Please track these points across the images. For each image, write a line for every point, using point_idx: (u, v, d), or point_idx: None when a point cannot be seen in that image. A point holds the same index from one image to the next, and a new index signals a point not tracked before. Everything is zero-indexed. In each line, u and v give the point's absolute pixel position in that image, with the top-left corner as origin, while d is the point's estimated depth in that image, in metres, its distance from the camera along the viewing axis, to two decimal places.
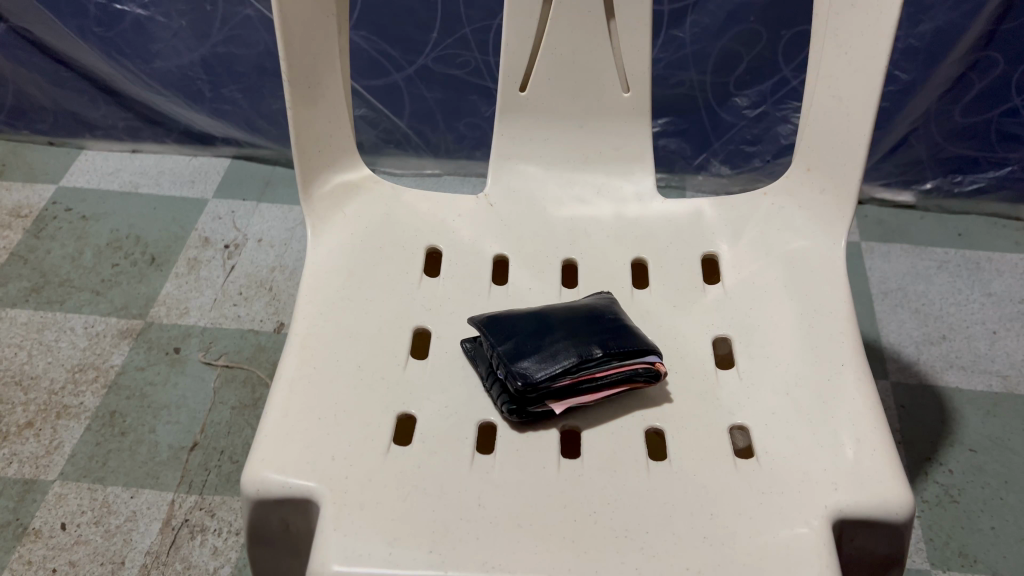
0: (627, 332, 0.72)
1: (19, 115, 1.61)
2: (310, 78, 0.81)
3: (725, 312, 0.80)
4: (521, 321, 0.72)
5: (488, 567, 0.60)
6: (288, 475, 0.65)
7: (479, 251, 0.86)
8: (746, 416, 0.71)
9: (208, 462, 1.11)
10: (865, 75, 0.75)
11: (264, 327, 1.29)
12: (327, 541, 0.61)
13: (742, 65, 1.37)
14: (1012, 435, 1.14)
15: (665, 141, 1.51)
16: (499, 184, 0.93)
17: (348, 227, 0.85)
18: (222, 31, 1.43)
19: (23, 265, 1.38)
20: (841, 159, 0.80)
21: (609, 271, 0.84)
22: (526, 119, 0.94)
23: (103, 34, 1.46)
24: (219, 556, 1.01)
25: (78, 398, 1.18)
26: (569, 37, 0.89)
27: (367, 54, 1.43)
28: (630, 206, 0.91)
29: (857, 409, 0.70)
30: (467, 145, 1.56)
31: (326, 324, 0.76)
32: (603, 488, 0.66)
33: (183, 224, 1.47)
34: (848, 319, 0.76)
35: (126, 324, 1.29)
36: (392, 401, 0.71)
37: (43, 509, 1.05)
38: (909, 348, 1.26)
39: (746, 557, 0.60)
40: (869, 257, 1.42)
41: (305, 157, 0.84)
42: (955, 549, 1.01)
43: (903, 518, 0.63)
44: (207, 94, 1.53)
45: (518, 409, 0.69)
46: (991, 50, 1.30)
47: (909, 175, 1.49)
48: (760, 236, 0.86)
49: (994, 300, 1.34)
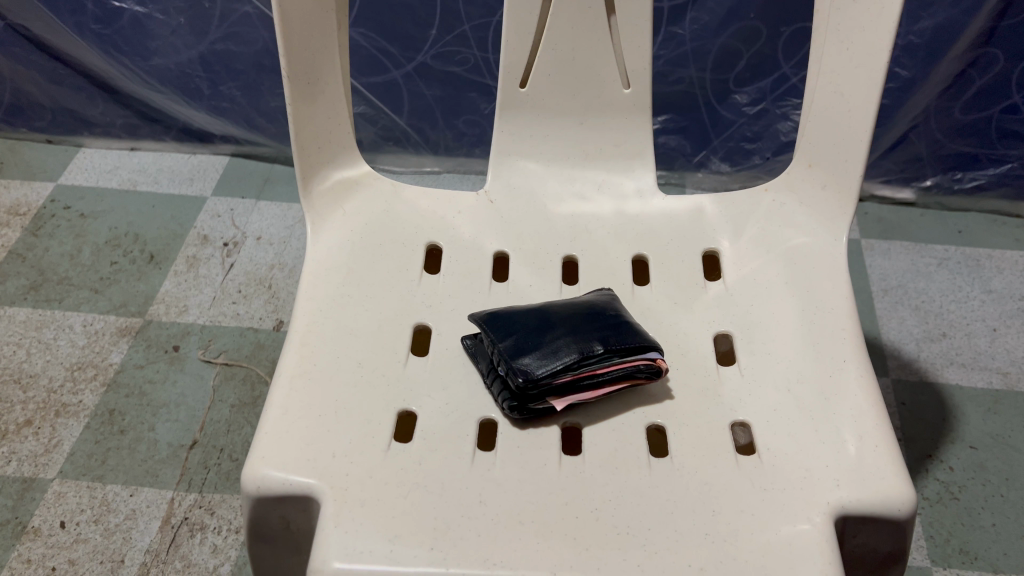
0: (628, 328, 0.71)
1: (17, 113, 1.61)
2: (310, 74, 0.81)
3: (726, 309, 0.80)
4: (521, 317, 0.72)
5: (490, 564, 0.59)
6: (288, 472, 0.64)
7: (480, 248, 0.85)
8: (747, 413, 0.71)
9: (207, 461, 1.10)
10: (866, 70, 0.75)
11: (263, 325, 1.29)
12: (327, 538, 0.61)
13: (742, 62, 1.37)
14: (1013, 432, 1.14)
15: (665, 138, 1.51)
16: (498, 181, 0.92)
17: (347, 224, 0.85)
18: (221, 28, 1.42)
19: (21, 263, 1.37)
20: (842, 155, 0.80)
21: (609, 268, 0.84)
22: (526, 116, 0.94)
23: (101, 32, 1.45)
24: (219, 555, 1.01)
25: (77, 396, 1.18)
26: (569, 33, 0.89)
27: (366, 51, 1.42)
28: (631, 203, 0.91)
29: (859, 405, 0.69)
30: (466, 143, 1.56)
31: (326, 321, 0.76)
32: (604, 485, 0.65)
33: (182, 222, 1.47)
34: (850, 315, 0.76)
35: (125, 323, 1.28)
36: (392, 398, 0.71)
37: (42, 508, 1.05)
38: (909, 345, 1.26)
39: (748, 554, 0.60)
40: (869, 254, 1.42)
41: (304, 154, 0.84)
42: (956, 546, 1.01)
43: (905, 514, 0.63)
44: (205, 92, 1.53)
45: (519, 406, 0.69)
46: (991, 46, 1.30)
47: (909, 172, 1.49)
48: (760, 232, 0.86)
49: (994, 297, 1.34)
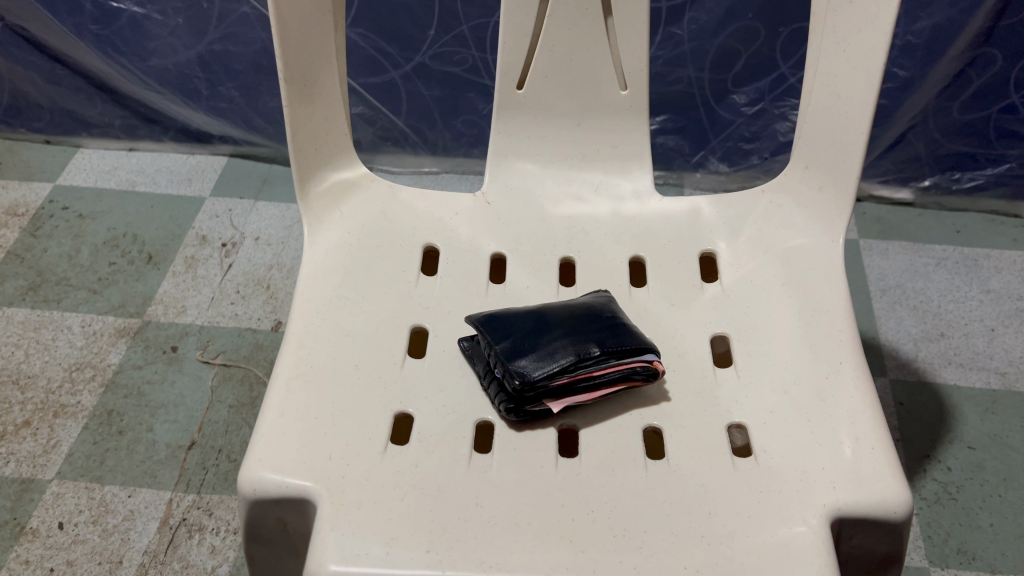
0: (625, 330, 0.71)
1: (15, 114, 1.61)
2: (307, 76, 0.81)
3: (723, 311, 0.80)
4: (518, 320, 0.72)
5: (486, 566, 0.59)
6: (285, 475, 0.64)
7: (477, 250, 0.85)
8: (744, 415, 0.71)
9: (205, 461, 1.10)
10: (864, 72, 0.75)
11: (261, 325, 1.29)
12: (324, 541, 0.61)
13: (740, 62, 1.37)
14: (1011, 432, 1.14)
15: (663, 139, 1.51)
16: (496, 182, 0.92)
17: (345, 226, 0.85)
18: (219, 28, 1.42)
19: (19, 264, 1.37)
20: (839, 157, 0.80)
21: (607, 269, 0.84)
22: (523, 117, 0.94)
23: (99, 32, 1.45)
24: (217, 556, 1.01)
25: (75, 397, 1.18)
26: (566, 34, 0.89)
27: (364, 51, 1.42)
28: (629, 204, 0.91)
29: (855, 407, 0.70)
30: (465, 143, 1.56)
31: (323, 323, 0.76)
32: (601, 487, 0.65)
33: (180, 222, 1.47)
34: (846, 317, 0.76)
35: (123, 323, 1.28)
36: (389, 400, 0.71)
37: (40, 509, 1.05)
38: (907, 345, 1.26)
39: (745, 556, 0.60)
40: (868, 254, 1.42)
41: (301, 155, 0.84)
42: (954, 547, 1.02)
43: (902, 516, 0.63)
44: (203, 92, 1.53)
45: (516, 408, 0.69)
46: (990, 46, 1.30)
47: (907, 172, 1.49)
48: (757, 234, 0.86)
49: (992, 297, 1.34)
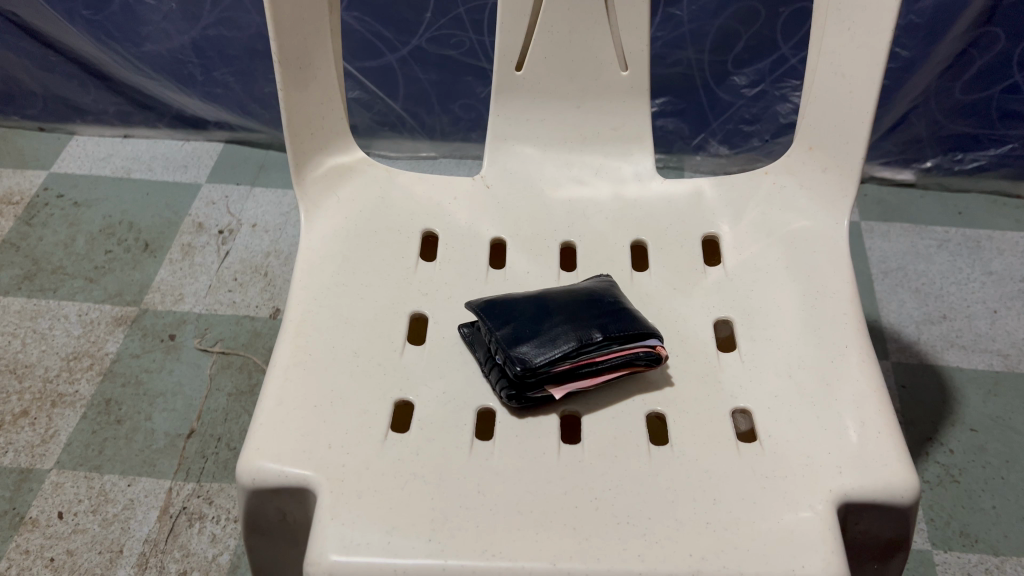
0: (628, 315, 0.70)
1: (6, 101, 1.59)
2: (301, 59, 0.79)
3: (726, 295, 0.79)
4: (520, 305, 0.71)
5: (488, 555, 0.59)
6: (283, 464, 0.64)
7: (476, 235, 0.84)
8: (747, 400, 0.70)
9: (205, 450, 1.10)
10: (869, 50, 0.74)
11: (259, 313, 1.28)
12: (324, 530, 0.60)
13: (741, 42, 1.35)
14: (1013, 414, 1.13)
15: (663, 121, 1.49)
16: (495, 166, 0.91)
17: (341, 212, 0.84)
18: (213, 13, 1.40)
19: (14, 252, 1.36)
20: (842, 137, 0.79)
21: (607, 253, 0.83)
22: (522, 99, 0.92)
23: (91, 18, 1.43)
24: (217, 544, 1.01)
25: (73, 385, 1.17)
26: (566, 15, 0.87)
27: (359, 35, 1.40)
28: (629, 187, 0.90)
29: (860, 390, 0.69)
30: (463, 127, 1.54)
31: (320, 310, 0.75)
32: (604, 474, 0.65)
33: (176, 209, 1.45)
34: (850, 300, 0.75)
35: (120, 312, 1.27)
36: (389, 388, 0.70)
37: (40, 499, 1.05)
38: (909, 327, 1.26)
39: (751, 543, 0.60)
40: (869, 237, 1.41)
41: (297, 140, 0.83)
42: (956, 529, 1.01)
43: (908, 500, 0.63)
44: (198, 78, 1.51)
45: (517, 395, 0.68)
46: (992, 26, 1.28)
47: (909, 153, 1.47)
48: (761, 217, 0.84)
49: (994, 279, 1.33)
